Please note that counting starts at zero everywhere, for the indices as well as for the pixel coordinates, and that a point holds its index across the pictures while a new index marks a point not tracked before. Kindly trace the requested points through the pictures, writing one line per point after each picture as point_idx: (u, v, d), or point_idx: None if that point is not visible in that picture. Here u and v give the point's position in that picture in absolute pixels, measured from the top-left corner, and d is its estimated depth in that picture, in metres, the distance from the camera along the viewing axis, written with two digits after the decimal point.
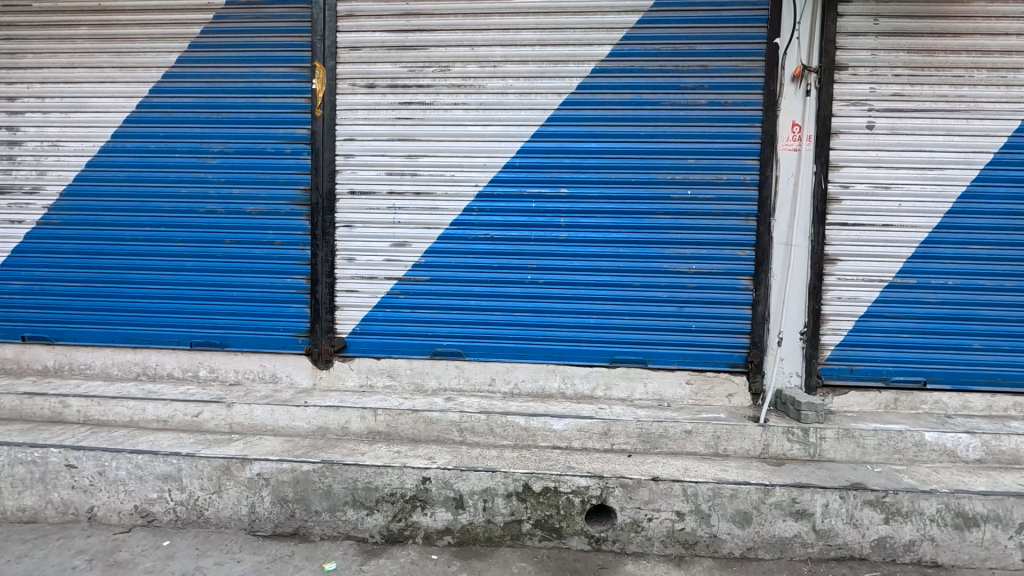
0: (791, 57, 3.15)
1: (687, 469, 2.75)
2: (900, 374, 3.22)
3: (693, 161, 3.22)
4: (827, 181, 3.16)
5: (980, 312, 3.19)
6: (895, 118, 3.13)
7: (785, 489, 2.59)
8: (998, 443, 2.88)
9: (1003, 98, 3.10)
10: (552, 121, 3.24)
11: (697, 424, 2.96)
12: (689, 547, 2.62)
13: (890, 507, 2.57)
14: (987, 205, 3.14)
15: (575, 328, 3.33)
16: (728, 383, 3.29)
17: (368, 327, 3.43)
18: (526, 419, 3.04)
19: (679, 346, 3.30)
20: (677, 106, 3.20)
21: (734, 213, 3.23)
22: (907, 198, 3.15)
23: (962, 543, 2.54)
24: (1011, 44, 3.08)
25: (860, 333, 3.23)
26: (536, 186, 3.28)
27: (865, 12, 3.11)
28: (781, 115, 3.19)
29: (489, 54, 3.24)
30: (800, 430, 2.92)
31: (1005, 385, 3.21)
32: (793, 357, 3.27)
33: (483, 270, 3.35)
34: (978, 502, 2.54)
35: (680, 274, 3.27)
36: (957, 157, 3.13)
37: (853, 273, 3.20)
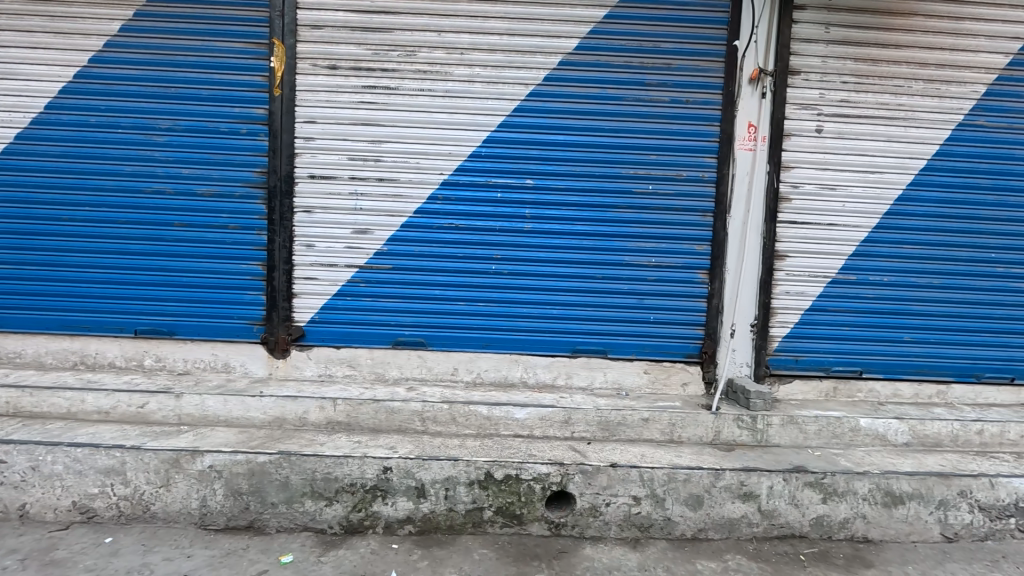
0: (749, 59, 3.27)
1: (644, 455, 2.85)
2: (840, 364, 3.44)
3: (655, 157, 3.30)
4: (778, 181, 3.31)
5: (911, 307, 3.44)
6: (841, 124, 3.31)
7: (734, 473, 2.73)
8: (923, 428, 3.13)
9: (936, 108, 3.33)
10: (519, 111, 3.24)
11: (653, 412, 3.07)
12: (644, 530, 2.72)
13: (827, 488, 2.75)
14: (919, 208, 3.38)
15: (538, 318, 3.37)
16: (683, 372, 3.42)
17: (328, 315, 3.35)
18: (488, 408, 3.06)
19: (638, 337, 3.40)
20: (641, 102, 3.26)
21: (692, 208, 3.34)
22: (850, 199, 3.35)
23: (890, 519, 2.75)
24: (945, 58, 3.31)
25: (805, 325, 3.42)
26: (502, 177, 3.28)
27: (817, 20, 3.26)
28: (739, 115, 3.31)
29: (456, 40, 3.20)
30: (748, 417, 3.07)
31: (932, 374, 3.48)
32: (743, 349, 3.42)
33: (447, 260, 3.33)
34: (905, 481, 2.75)
35: (640, 267, 3.36)
36: (895, 162, 3.34)
37: (799, 269, 3.38)
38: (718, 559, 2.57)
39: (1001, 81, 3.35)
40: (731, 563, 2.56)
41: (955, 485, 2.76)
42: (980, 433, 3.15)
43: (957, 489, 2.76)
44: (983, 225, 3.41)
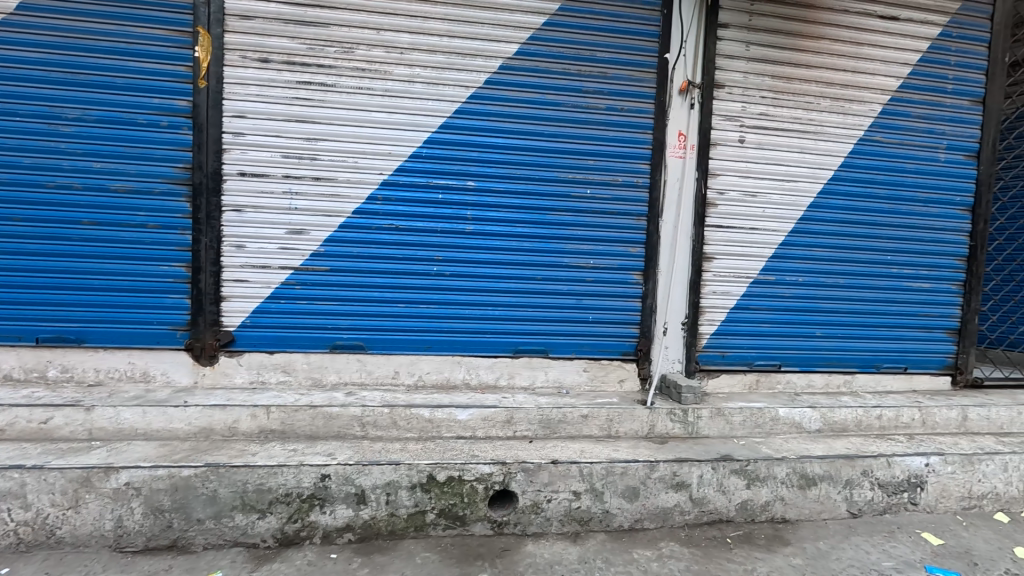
0: (679, 72, 3.46)
1: (583, 451, 2.94)
2: (761, 358, 3.70)
3: (593, 162, 3.41)
4: (706, 187, 3.52)
5: (821, 305, 3.76)
6: (761, 135, 3.58)
7: (667, 464, 2.87)
8: (832, 415, 3.42)
9: (841, 124, 3.67)
10: (460, 113, 3.25)
11: (592, 408, 3.17)
12: (585, 523, 2.80)
13: (750, 474, 2.95)
14: (828, 214, 3.70)
15: (480, 319, 3.39)
16: (620, 369, 3.55)
17: (260, 319, 3.20)
18: (430, 411, 3.03)
19: (578, 336, 3.50)
20: (578, 109, 3.37)
21: (627, 212, 3.48)
22: (768, 206, 3.62)
23: (804, 499, 2.99)
24: (848, 79, 3.66)
25: (730, 323, 3.65)
26: (443, 178, 3.27)
27: (738, 38, 3.50)
28: (670, 124, 3.48)
29: (395, 39, 3.16)
30: (680, 411, 3.24)
31: (840, 366, 3.82)
32: (676, 346, 3.60)
33: (387, 261, 3.28)
34: (817, 464, 3.00)
35: (579, 268, 3.46)
36: (807, 172, 3.65)
37: (725, 270, 3.61)
38: (653, 547, 2.70)
39: (894, 102, 3.74)
40: (665, 549, 2.69)
41: (859, 465, 3.05)
42: (881, 417, 3.48)
43: (861, 469, 3.05)
44: (880, 230, 3.79)
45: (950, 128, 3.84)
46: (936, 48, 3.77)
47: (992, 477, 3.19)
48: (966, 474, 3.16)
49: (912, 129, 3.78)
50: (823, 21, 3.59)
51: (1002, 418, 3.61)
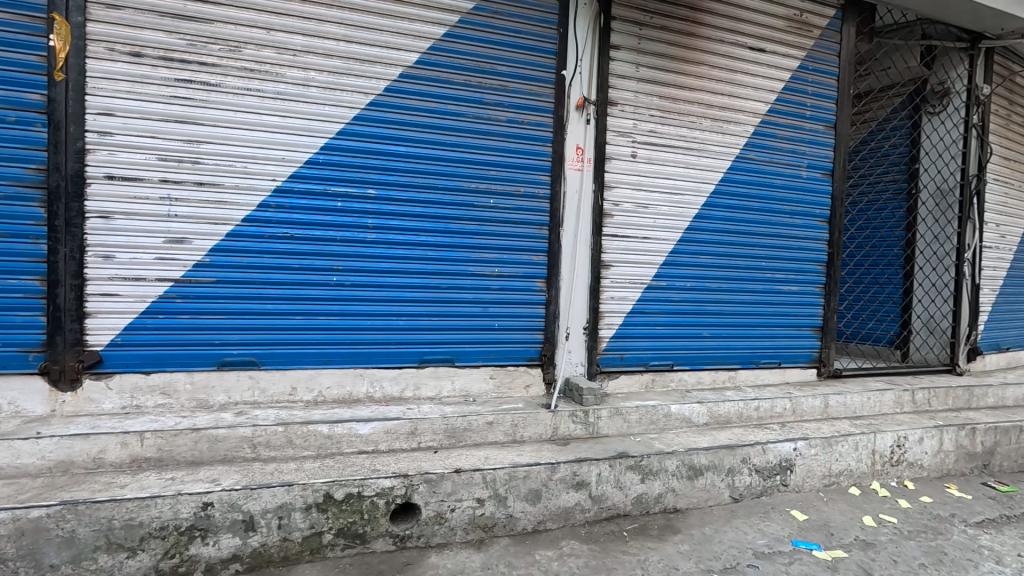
0: (575, 88, 3.62)
1: (487, 457, 2.96)
2: (656, 359, 3.95)
3: (495, 172, 3.48)
4: (602, 198, 3.72)
5: (707, 308, 4.10)
6: (651, 151, 3.85)
7: (567, 465, 2.97)
8: (717, 409, 3.72)
9: (720, 143, 4.04)
10: (359, 120, 3.18)
11: (497, 415, 3.21)
12: (488, 529, 2.84)
13: (644, 469, 3.13)
14: (710, 225, 4.05)
15: (384, 330, 3.32)
16: (526, 375, 3.63)
17: (132, 336, 2.91)
18: (329, 427, 2.91)
19: (484, 344, 3.53)
20: (480, 120, 3.42)
21: (530, 221, 3.58)
22: (659, 216, 3.90)
23: (692, 489, 3.23)
24: (725, 102, 4.03)
25: (627, 326, 3.87)
26: (342, 186, 3.18)
27: (628, 60, 3.76)
28: (568, 138, 3.63)
29: (287, 41, 3.04)
30: (582, 412, 3.37)
31: (724, 363, 4.17)
32: (578, 350, 3.74)
33: (282, 271, 3.12)
34: (703, 455, 3.25)
35: (484, 277, 3.50)
36: (691, 186, 3.97)
37: (621, 277, 3.83)
38: (555, 547, 2.79)
39: (764, 124, 4.18)
40: (566, 548, 2.78)
41: (739, 454, 3.33)
42: (758, 408, 3.84)
43: (740, 457, 3.34)
44: (755, 238, 4.21)
45: (809, 149, 4.35)
46: (796, 78, 4.26)
47: (848, 457, 3.63)
48: (827, 455, 3.57)
49: (779, 149, 4.25)
50: (702, 48, 3.94)
51: (856, 404, 4.12)
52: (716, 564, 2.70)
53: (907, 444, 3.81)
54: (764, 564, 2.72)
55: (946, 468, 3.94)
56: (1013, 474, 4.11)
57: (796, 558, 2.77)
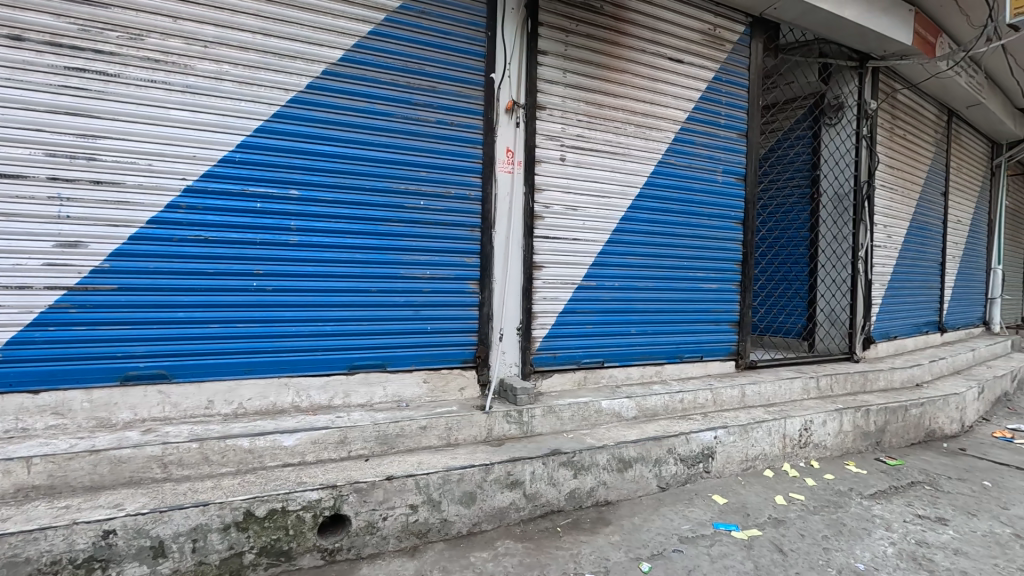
0: (504, 91, 3.66)
1: (421, 462, 2.91)
2: (587, 357, 4.07)
3: (425, 174, 3.44)
4: (532, 201, 3.78)
5: (634, 306, 4.28)
6: (578, 155, 3.96)
7: (501, 465, 2.98)
8: (645, 402, 3.88)
9: (643, 148, 4.23)
10: (279, 117, 3.04)
11: (431, 419, 3.17)
12: (422, 535, 2.80)
13: (576, 464, 3.20)
14: (636, 226, 4.23)
15: (310, 336, 3.19)
16: (460, 378, 3.61)
17: (16, 352, 2.61)
18: (250, 440, 2.75)
19: (416, 348, 3.48)
20: (408, 120, 3.37)
21: (461, 223, 3.57)
22: (587, 218, 4.02)
23: (622, 481, 3.35)
24: (647, 110, 4.23)
25: (560, 326, 3.96)
26: (262, 186, 3.02)
27: (555, 65, 3.85)
28: (498, 141, 3.65)
29: (197, 31, 2.85)
30: (516, 412, 3.41)
31: (651, 358, 4.36)
32: (512, 350, 3.78)
33: (194, 277, 2.91)
34: (632, 448, 3.38)
35: (415, 279, 3.46)
36: (617, 189, 4.13)
37: (552, 277, 3.91)
38: (490, 548, 2.80)
39: (683, 131, 4.42)
40: (501, 548, 2.80)
41: (664, 445, 3.50)
42: (683, 400, 4.05)
43: (666, 447, 3.51)
44: (677, 239, 4.44)
45: (725, 155, 4.65)
46: (711, 89, 4.54)
47: (762, 442, 3.91)
48: (744, 442, 3.82)
49: (697, 155, 4.51)
50: (625, 57, 4.11)
51: (769, 392, 4.44)
52: (644, 551, 2.82)
53: (813, 427, 4.16)
54: (688, 547, 2.87)
55: (846, 447, 4.34)
56: (901, 449, 4.60)
57: (716, 540, 2.95)
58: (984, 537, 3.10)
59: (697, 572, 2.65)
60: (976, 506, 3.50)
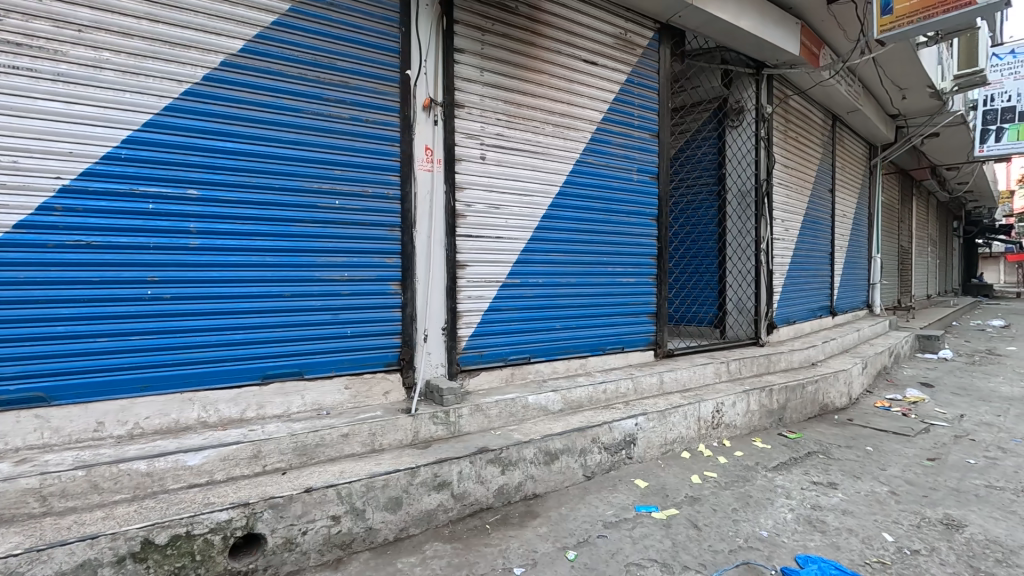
0: (421, 89, 3.60)
1: (343, 471, 2.81)
2: (514, 354, 4.11)
3: (340, 172, 3.31)
4: (453, 200, 3.76)
5: (558, 302, 4.38)
6: (499, 153, 3.99)
7: (427, 468, 2.95)
8: (570, 395, 3.99)
9: (562, 147, 4.34)
10: (172, 111, 2.80)
11: (353, 426, 3.07)
12: (346, 547, 2.71)
13: (504, 461, 3.23)
14: (557, 224, 4.33)
15: (217, 346, 2.98)
16: (384, 382, 3.52)
17: None
18: (149, 462, 2.53)
19: (336, 353, 3.36)
20: (319, 116, 3.23)
21: (381, 223, 3.48)
22: (510, 217, 4.06)
23: (549, 473, 3.42)
24: (565, 110, 4.34)
25: (485, 324, 3.97)
26: (154, 185, 2.77)
27: (473, 64, 3.85)
28: (416, 139, 3.59)
29: (69, 14, 2.57)
30: (443, 413, 3.38)
31: (575, 352, 4.49)
32: (437, 350, 3.73)
33: (76, 286, 2.62)
34: (558, 440, 3.46)
35: (333, 282, 3.32)
36: (538, 187, 4.21)
37: (477, 276, 3.91)
38: (418, 552, 2.76)
39: (600, 131, 4.58)
40: (429, 551, 2.78)
41: (589, 435, 3.61)
42: (606, 390, 4.20)
43: (591, 437, 3.62)
44: (597, 235, 4.60)
45: (639, 155, 4.87)
46: (625, 91, 4.74)
47: (679, 426, 4.14)
48: (662, 426, 4.04)
49: (614, 154, 4.69)
50: (542, 58, 4.19)
51: (685, 378, 4.72)
52: (571, 540, 2.90)
53: (724, 409, 4.46)
54: (612, 532, 2.99)
55: (753, 425, 4.70)
56: (800, 423, 5.06)
57: (638, 522, 3.09)
58: (866, 496, 3.48)
59: (620, 555, 2.76)
60: (860, 470, 3.92)
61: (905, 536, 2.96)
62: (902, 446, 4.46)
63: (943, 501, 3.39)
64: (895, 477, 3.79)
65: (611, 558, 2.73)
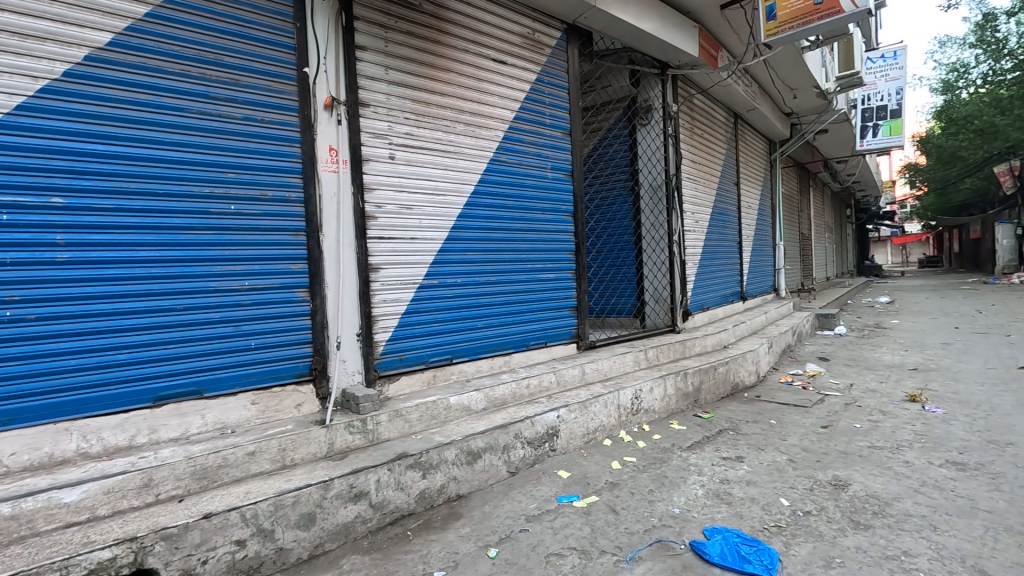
0: (321, 87, 3.46)
1: (248, 491, 2.65)
2: (435, 355, 4.06)
3: (234, 176, 3.11)
4: (362, 201, 3.65)
5: (479, 301, 4.38)
6: (408, 153, 3.92)
7: (342, 479, 2.84)
8: (493, 393, 4.00)
9: (474, 146, 4.35)
10: (27, 110, 2.51)
11: (260, 443, 2.90)
12: (255, 571, 2.55)
13: (425, 465, 3.18)
14: (474, 223, 4.33)
15: (97, 369, 2.69)
16: (295, 394, 3.36)
17: None
18: (13, 504, 2.24)
19: (240, 367, 3.15)
20: (207, 116, 3.02)
21: (284, 228, 3.31)
22: (423, 217, 4.01)
23: (472, 472, 3.42)
24: (475, 109, 4.35)
25: (403, 327, 3.89)
26: (10, 193, 2.46)
27: (377, 62, 3.76)
28: (318, 139, 3.45)
29: None
30: (359, 421, 3.27)
31: (499, 349, 4.52)
32: (353, 358, 3.61)
33: None
34: (480, 439, 3.46)
35: (232, 292, 3.12)
36: (452, 186, 4.19)
37: (392, 279, 3.83)
38: (334, 568, 2.66)
39: (511, 130, 4.63)
40: (346, 566, 2.69)
41: (511, 431, 3.64)
42: (529, 385, 4.26)
43: (513, 433, 3.65)
44: (514, 233, 4.65)
45: (552, 153, 4.98)
46: (535, 90, 4.82)
47: (600, 415, 4.27)
48: (584, 416, 4.15)
49: (527, 152, 4.75)
50: (449, 57, 4.17)
51: (606, 367, 4.88)
52: (493, 537, 2.91)
53: (642, 395, 4.66)
54: (533, 525, 3.03)
55: (670, 408, 4.94)
56: (713, 403, 5.38)
57: (559, 513, 3.15)
58: (768, 466, 3.76)
59: (540, 547, 2.80)
60: (764, 442, 4.23)
61: (799, 499, 3.22)
62: (801, 416, 4.86)
63: (833, 464, 3.73)
64: (794, 446, 4.13)
65: (532, 551, 2.76)
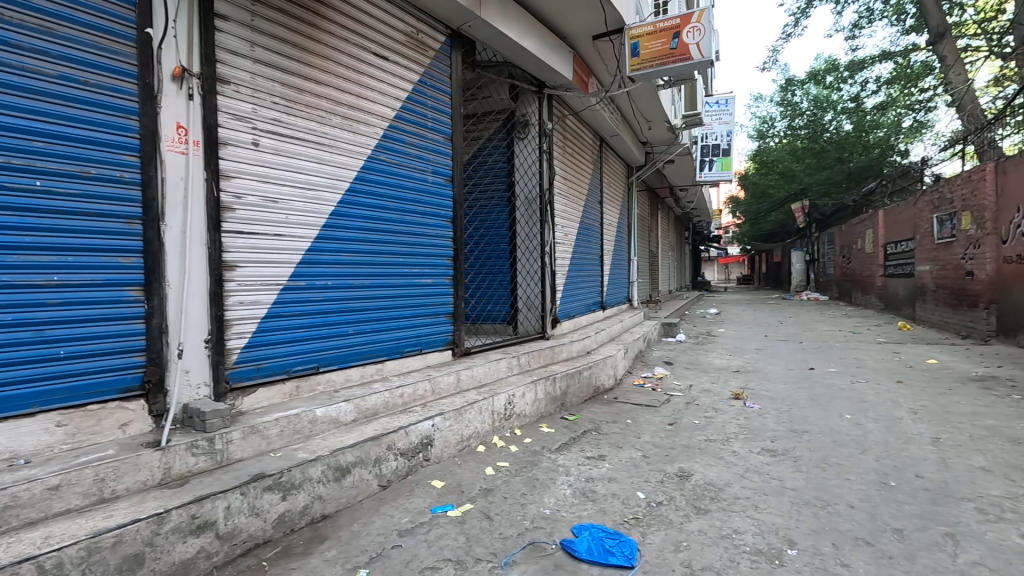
0: (167, 53, 2.98)
1: (50, 535, 2.14)
2: (299, 364, 3.72)
3: (44, 146, 2.52)
4: (217, 189, 3.22)
5: (351, 305, 4.13)
6: (276, 141, 3.56)
7: (181, 510, 2.44)
8: (365, 402, 3.79)
9: (353, 141, 4.11)
10: None
11: (68, 474, 2.36)
12: None
13: (285, 485, 2.88)
14: (349, 222, 4.08)
15: None
16: (120, 412, 2.82)
17: None
18: None
19: (42, 381, 2.54)
20: (3, 67, 2.40)
21: (114, 213, 2.76)
22: (292, 213, 3.66)
23: (340, 490, 3.18)
24: (354, 102, 4.11)
25: (262, 334, 3.50)
26: None
27: (241, 35, 3.36)
28: (163, 114, 2.97)
29: None
30: (205, 442, 2.84)
31: (371, 356, 4.30)
32: (199, 367, 3.14)
33: None
34: (349, 453, 3.24)
35: (33, 288, 2.50)
36: (327, 182, 3.90)
37: (251, 279, 3.42)
38: None
39: (393, 129, 4.47)
40: None
41: (384, 442, 3.47)
42: (403, 394, 4.11)
43: (386, 445, 3.49)
44: (392, 235, 4.49)
45: (433, 156, 4.92)
46: (417, 91, 4.72)
47: (474, 421, 4.29)
48: (458, 424, 4.12)
49: (408, 153, 4.63)
50: (326, 43, 3.89)
51: (480, 374, 4.91)
52: (362, 558, 2.73)
53: (515, 400, 4.78)
54: (407, 539, 2.91)
55: (540, 412, 5.14)
56: (578, 405, 5.73)
57: (434, 524, 3.07)
58: (626, 462, 4.10)
59: (414, 562, 2.69)
60: (622, 440, 4.61)
61: (652, 491, 3.56)
62: (652, 415, 5.40)
63: (679, 457, 4.20)
64: (646, 443, 4.56)
65: (406, 567, 2.64)
